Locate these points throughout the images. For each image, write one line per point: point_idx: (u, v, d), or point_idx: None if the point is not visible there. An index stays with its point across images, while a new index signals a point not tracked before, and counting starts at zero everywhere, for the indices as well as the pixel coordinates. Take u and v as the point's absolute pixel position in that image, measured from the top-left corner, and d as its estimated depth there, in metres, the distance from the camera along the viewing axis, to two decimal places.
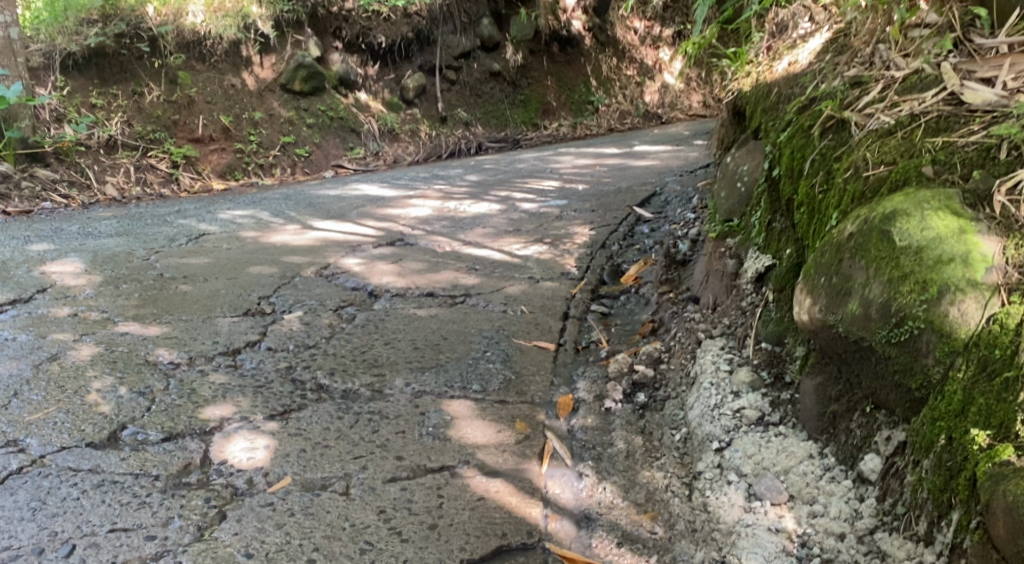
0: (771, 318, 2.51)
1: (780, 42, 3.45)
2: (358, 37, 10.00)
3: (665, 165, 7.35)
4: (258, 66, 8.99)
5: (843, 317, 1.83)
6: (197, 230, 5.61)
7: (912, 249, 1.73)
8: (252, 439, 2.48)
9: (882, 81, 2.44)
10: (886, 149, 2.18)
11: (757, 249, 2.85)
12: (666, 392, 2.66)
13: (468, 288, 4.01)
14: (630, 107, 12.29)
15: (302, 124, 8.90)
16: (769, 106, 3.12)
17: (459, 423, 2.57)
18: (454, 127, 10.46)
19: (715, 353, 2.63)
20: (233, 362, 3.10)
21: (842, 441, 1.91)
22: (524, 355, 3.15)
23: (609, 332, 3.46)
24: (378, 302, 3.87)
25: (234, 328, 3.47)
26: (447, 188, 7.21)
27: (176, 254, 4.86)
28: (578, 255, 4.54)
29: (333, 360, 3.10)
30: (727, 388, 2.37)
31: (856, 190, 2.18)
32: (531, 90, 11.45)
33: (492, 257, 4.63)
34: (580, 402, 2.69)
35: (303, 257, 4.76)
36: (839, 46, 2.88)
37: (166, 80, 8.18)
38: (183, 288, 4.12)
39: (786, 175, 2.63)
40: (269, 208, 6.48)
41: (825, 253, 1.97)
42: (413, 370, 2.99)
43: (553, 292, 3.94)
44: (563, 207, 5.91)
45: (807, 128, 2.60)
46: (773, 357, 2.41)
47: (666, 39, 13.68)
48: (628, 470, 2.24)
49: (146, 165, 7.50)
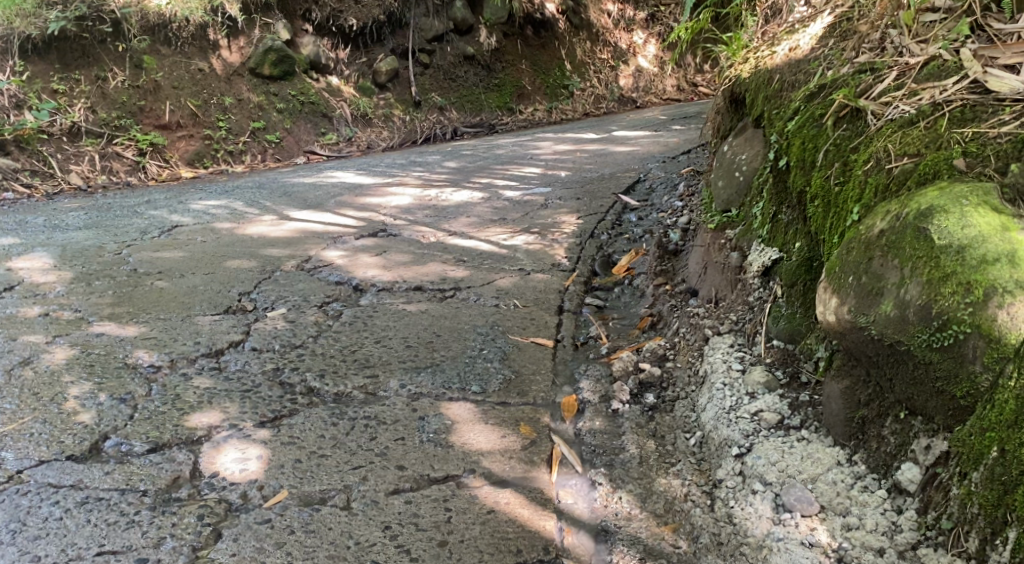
0: (781, 315, 2.43)
1: (777, 29, 3.33)
2: (328, 20, 9.75)
3: (647, 150, 7.21)
4: (226, 50, 8.72)
5: (876, 320, 1.74)
6: (169, 221, 5.42)
7: (954, 248, 1.66)
8: (244, 448, 2.34)
9: (896, 69, 2.34)
10: (908, 140, 2.12)
11: (762, 241, 2.75)
12: (674, 392, 2.57)
13: (458, 281, 3.88)
14: (605, 91, 12.15)
15: (273, 109, 8.67)
16: (772, 93, 3.02)
17: (461, 428, 2.46)
18: (429, 112, 10.27)
19: (726, 351, 2.55)
20: (217, 364, 2.95)
21: (873, 448, 1.85)
22: (522, 352, 3.04)
23: (607, 327, 3.37)
24: (364, 297, 3.73)
25: (215, 328, 3.32)
26: (426, 175, 7.05)
27: (150, 248, 4.68)
28: (567, 245, 4.43)
29: (322, 361, 2.97)
30: (742, 390, 2.29)
31: (879, 182, 2.11)
32: (506, 74, 11.27)
33: (478, 247, 4.50)
34: (585, 402, 2.60)
35: (282, 249, 4.60)
36: (843, 30, 2.78)
37: (130, 64, 7.89)
38: (159, 284, 3.95)
39: (796, 167, 2.53)
40: (243, 197, 6.29)
41: (850, 250, 1.86)
42: (408, 370, 2.87)
43: (545, 284, 3.83)
44: (546, 195, 5.78)
45: (818, 117, 2.50)
46: (786, 355, 2.34)
47: (641, 22, 13.49)
48: (644, 478, 2.16)
49: (112, 153, 7.30)
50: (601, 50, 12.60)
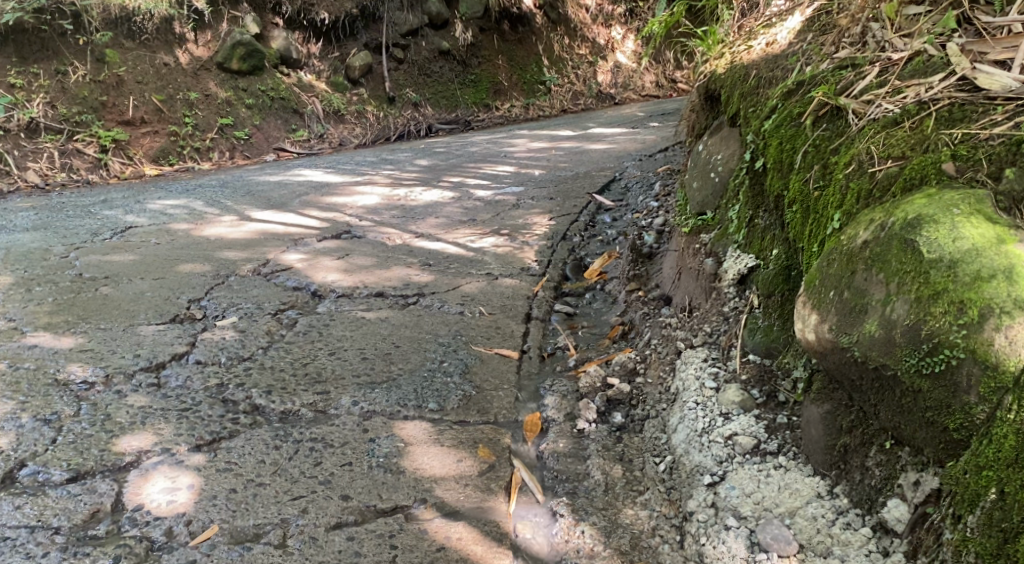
0: (758, 327, 2.29)
1: (754, 23, 3.19)
2: (299, 13, 9.50)
3: (623, 148, 7.06)
4: (193, 44, 8.46)
5: (858, 341, 1.59)
6: (123, 222, 5.19)
7: (945, 263, 1.50)
8: (174, 476, 2.20)
9: (878, 65, 2.21)
10: (892, 141, 1.95)
11: (738, 247, 2.61)
12: (644, 410, 2.40)
13: (421, 286, 3.69)
14: (583, 87, 11.98)
15: (241, 105, 8.41)
16: (747, 90, 2.86)
17: (413, 450, 2.29)
18: (403, 108, 10.04)
19: (699, 366, 2.38)
20: (157, 380, 2.75)
21: (857, 480, 1.69)
22: (485, 365, 2.86)
23: (576, 337, 3.19)
24: (321, 304, 3.54)
25: (158, 338, 3.11)
26: (396, 173, 6.84)
27: (100, 250, 4.45)
28: (538, 248, 4.26)
29: (271, 376, 2.77)
30: (715, 410, 2.13)
31: (861, 187, 1.94)
32: (481, 69, 11.07)
33: (446, 250, 4.31)
34: (550, 421, 2.43)
35: (239, 252, 4.39)
36: (821, 25, 2.65)
37: (92, 58, 7.63)
38: (104, 290, 3.73)
39: (773, 169, 2.37)
40: (204, 196, 6.06)
41: (832, 262, 1.71)
42: (362, 386, 2.68)
43: (514, 289, 3.65)
44: (519, 194, 5.61)
45: (796, 115, 2.34)
46: (763, 372, 2.19)
47: (620, 18, 13.34)
48: (609, 509, 1.99)
49: (72, 150, 7.05)
50: (578, 46, 12.43)
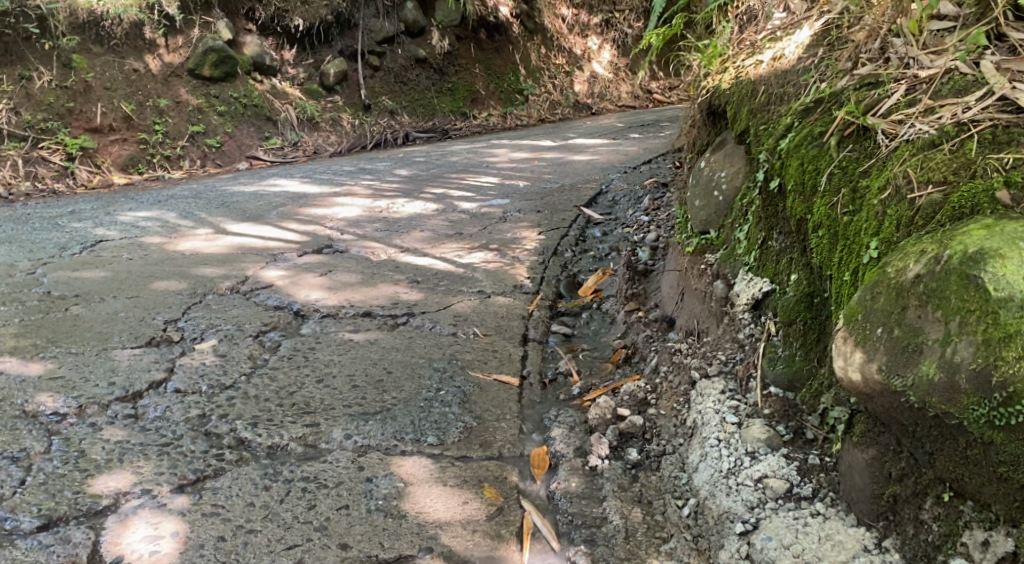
0: (778, 357, 2.17)
1: (756, 36, 3.07)
2: (273, 19, 9.30)
3: (606, 160, 6.93)
4: (164, 49, 8.23)
5: (914, 384, 1.47)
6: (93, 235, 4.97)
7: (1015, 302, 1.39)
8: (156, 522, 2.03)
9: (905, 83, 2.11)
10: (931, 164, 1.84)
11: (750, 270, 2.48)
12: (659, 445, 2.28)
13: (411, 306, 3.53)
14: (560, 97, 11.87)
15: (213, 112, 8.19)
16: (757, 107, 2.72)
17: (414, 491, 2.15)
18: (380, 116, 9.85)
19: (716, 398, 2.25)
20: (134, 411, 2.56)
21: (910, 534, 1.61)
22: (483, 392, 2.71)
23: (577, 361, 3.05)
24: (305, 325, 3.37)
25: (134, 363, 2.92)
26: (375, 184, 6.66)
27: (68, 266, 4.23)
28: (529, 263, 4.11)
29: (256, 406, 2.59)
30: (741, 449, 2.03)
31: (900, 214, 1.82)
32: (459, 78, 10.92)
33: (433, 266, 4.15)
34: (559, 457, 2.30)
35: (216, 268, 4.19)
36: (833, 39, 2.55)
37: (59, 63, 7.39)
38: (74, 310, 3.52)
39: (794, 191, 2.25)
40: (177, 207, 5.84)
41: (877, 296, 1.59)
42: (355, 417, 2.52)
43: (507, 308, 3.50)
44: (504, 206, 5.46)
45: (817, 135, 2.23)
46: (787, 406, 2.07)
47: (595, 28, 13.26)
48: (632, 559, 1.91)
49: (37, 158, 6.81)
50: (555, 55, 12.33)
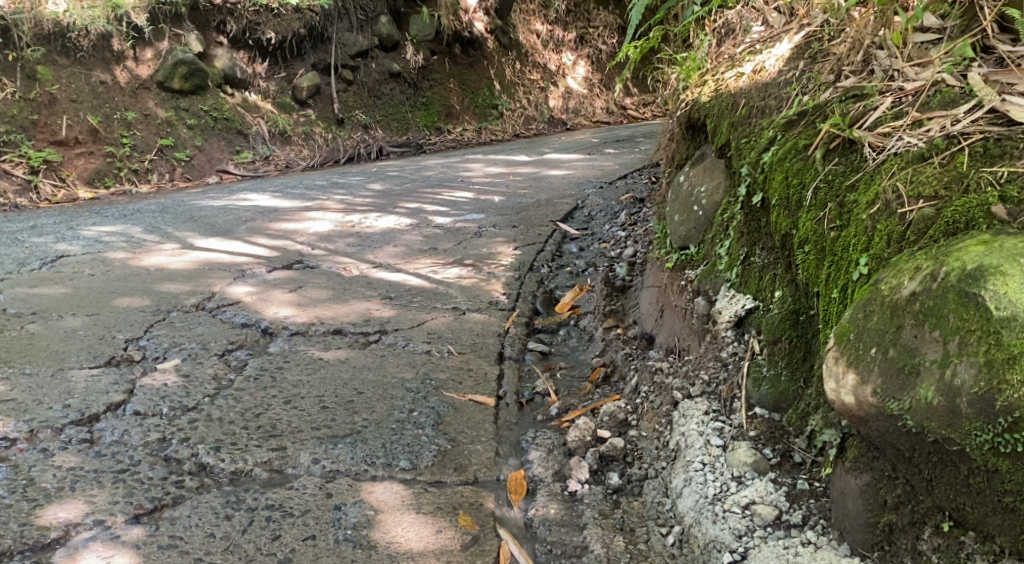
0: (763, 377, 2.10)
1: (734, 49, 3.00)
2: (244, 32, 9.13)
3: (582, 174, 6.87)
4: (132, 61, 8.08)
5: (911, 407, 1.43)
6: (54, 250, 4.81)
7: (1018, 321, 1.34)
8: (109, 557, 1.92)
9: (890, 95, 2.06)
10: (922, 178, 1.79)
11: (731, 286, 2.42)
12: (641, 469, 2.21)
13: (383, 323, 3.42)
14: (535, 112, 11.82)
15: (182, 125, 8.04)
16: (737, 120, 2.65)
17: (384, 520, 2.05)
18: (353, 130, 9.74)
19: (699, 420, 2.17)
20: (90, 435, 2.42)
21: None
22: (459, 413, 2.61)
23: (554, 380, 2.96)
24: (273, 344, 3.24)
25: (92, 385, 2.78)
26: (349, 198, 6.55)
27: (27, 282, 4.08)
28: (505, 279, 4.02)
29: (219, 429, 2.47)
30: (727, 474, 1.95)
31: (891, 229, 1.77)
32: (433, 92, 10.86)
33: (407, 282, 4.05)
34: (537, 482, 2.22)
35: (182, 284, 4.06)
36: (814, 52, 2.50)
37: (23, 75, 7.22)
38: (31, 329, 3.37)
39: (779, 206, 2.18)
40: (144, 222, 5.69)
41: (870, 314, 1.54)
42: (323, 441, 2.40)
43: (483, 325, 3.40)
44: (480, 221, 5.38)
45: (801, 148, 2.16)
46: (773, 428, 2.00)
47: (570, 43, 13.26)
48: None
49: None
50: (530, 71, 12.29)
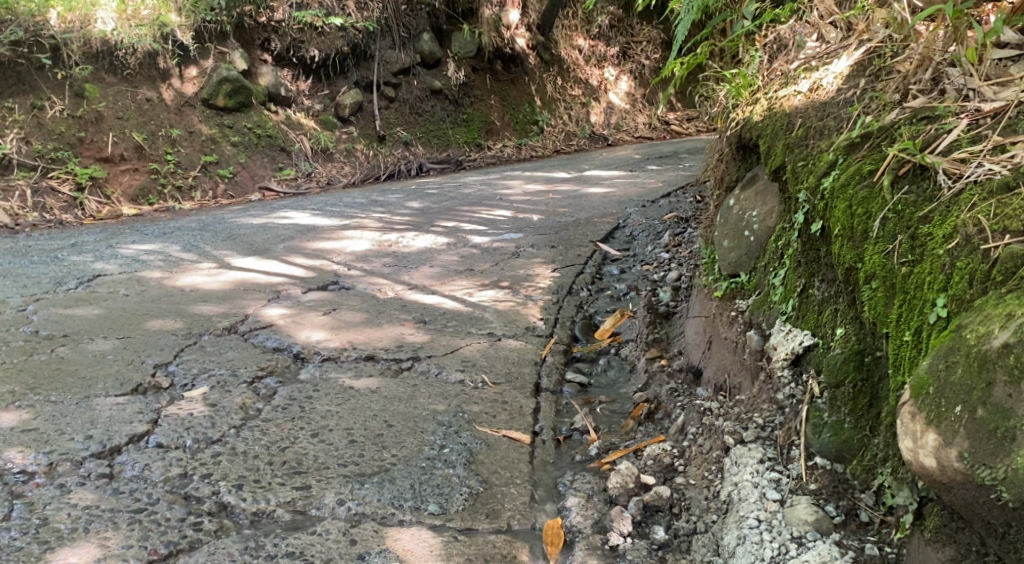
0: (824, 424, 1.93)
1: (788, 66, 2.80)
2: (289, 50, 9.22)
3: (623, 193, 6.70)
4: (178, 79, 8.13)
5: (1007, 477, 1.35)
6: (92, 269, 4.78)
7: None
8: None
9: (966, 117, 1.88)
10: (1006, 210, 1.63)
11: (786, 319, 2.24)
12: (689, 522, 2.04)
13: (417, 349, 3.29)
14: (576, 128, 11.68)
15: (226, 142, 8.06)
16: (793, 141, 2.46)
17: None
18: (394, 147, 9.70)
19: (754, 470, 2.00)
20: (109, 470, 2.32)
21: None
22: (493, 451, 2.46)
23: (594, 415, 2.79)
24: (304, 370, 3.13)
25: (116, 414, 2.68)
26: (387, 216, 6.46)
27: (62, 302, 4.05)
28: (543, 303, 3.87)
29: (242, 465, 2.35)
30: (785, 534, 1.79)
31: (972, 268, 1.60)
32: (474, 109, 10.78)
33: (442, 305, 3.92)
34: (575, 532, 2.07)
35: (215, 305, 3.98)
36: (876, 69, 2.32)
37: (70, 93, 7.31)
38: (60, 352, 3.31)
39: (841, 237, 1.99)
40: (182, 240, 5.66)
41: (954, 367, 1.45)
42: (349, 480, 2.27)
43: (519, 353, 3.25)
44: (518, 241, 5.24)
45: (866, 174, 1.99)
46: (836, 481, 1.84)
47: (612, 59, 13.12)
48: None
49: (46, 188, 6.69)
50: (572, 86, 12.17)
